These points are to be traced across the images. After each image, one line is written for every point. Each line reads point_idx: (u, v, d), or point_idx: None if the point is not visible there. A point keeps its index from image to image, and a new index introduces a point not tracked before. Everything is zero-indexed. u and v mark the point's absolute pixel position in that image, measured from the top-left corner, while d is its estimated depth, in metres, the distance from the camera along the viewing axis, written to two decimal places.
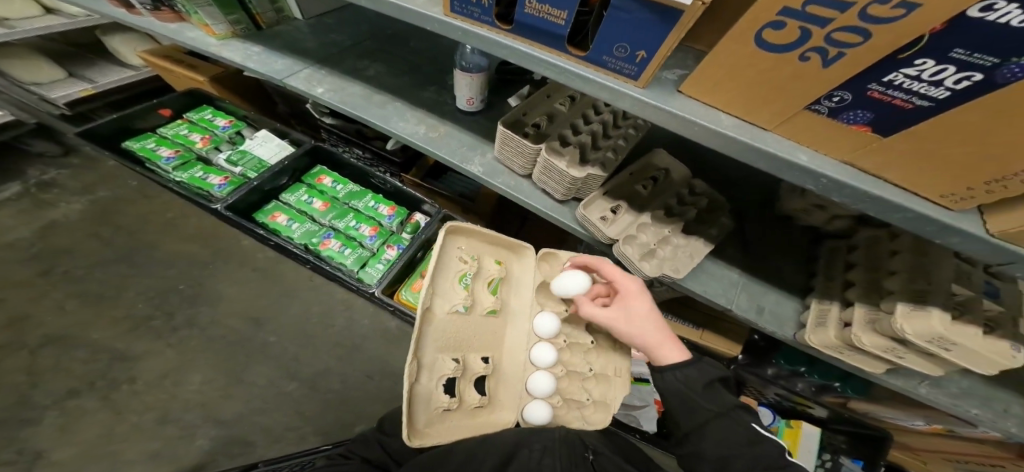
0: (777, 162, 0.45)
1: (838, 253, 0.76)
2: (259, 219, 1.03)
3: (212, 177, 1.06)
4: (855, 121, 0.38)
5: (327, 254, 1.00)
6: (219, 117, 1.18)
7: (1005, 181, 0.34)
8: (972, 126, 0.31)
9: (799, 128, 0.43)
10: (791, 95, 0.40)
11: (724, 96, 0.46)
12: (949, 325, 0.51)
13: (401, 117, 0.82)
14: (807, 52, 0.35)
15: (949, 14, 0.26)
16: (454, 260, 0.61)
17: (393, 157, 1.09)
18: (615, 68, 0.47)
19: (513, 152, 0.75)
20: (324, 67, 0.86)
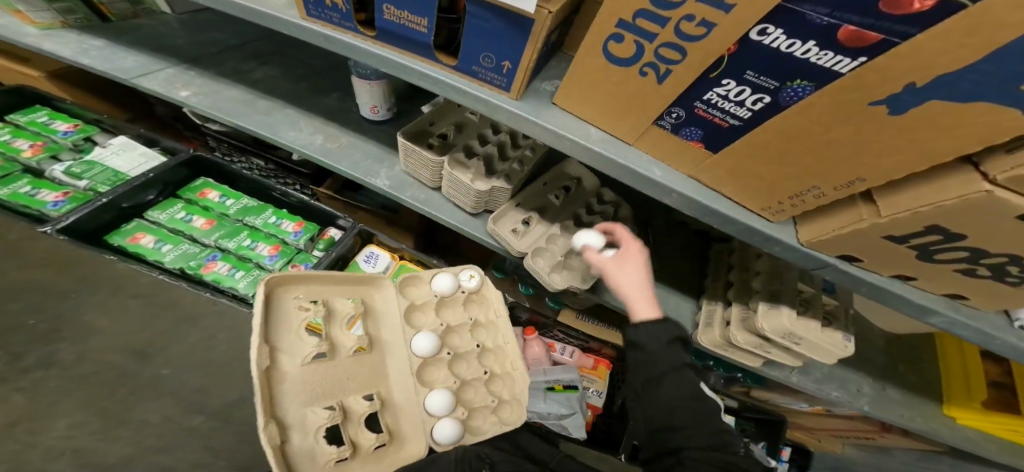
0: (638, 177, 0.49)
1: (721, 256, 0.82)
2: (115, 242, 0.90)
3: (45, 192, 0.91)
4: (692, 137, 0.45)
5: (210, 277, 0.88)
6: (59, 120, 1.02)
7: (802, 197, 0.43)
8: (770, 144, 0.40)
9: (651, 143, 0.49)
10: (640, 114, 0.45)
11: (587, 110, 0.49)
12: (794, 320, 0.59)
13: (292, 126, 0.73)
14: (643, 67, 0.40)
15: (738, 35, 0.31)
16: (292, 309, 0.55)
17: (301, 168, 1.02)
18: (485, 78, 0.47)
19: (417, 164, 0.70)
20: (194, 67, 0.78)
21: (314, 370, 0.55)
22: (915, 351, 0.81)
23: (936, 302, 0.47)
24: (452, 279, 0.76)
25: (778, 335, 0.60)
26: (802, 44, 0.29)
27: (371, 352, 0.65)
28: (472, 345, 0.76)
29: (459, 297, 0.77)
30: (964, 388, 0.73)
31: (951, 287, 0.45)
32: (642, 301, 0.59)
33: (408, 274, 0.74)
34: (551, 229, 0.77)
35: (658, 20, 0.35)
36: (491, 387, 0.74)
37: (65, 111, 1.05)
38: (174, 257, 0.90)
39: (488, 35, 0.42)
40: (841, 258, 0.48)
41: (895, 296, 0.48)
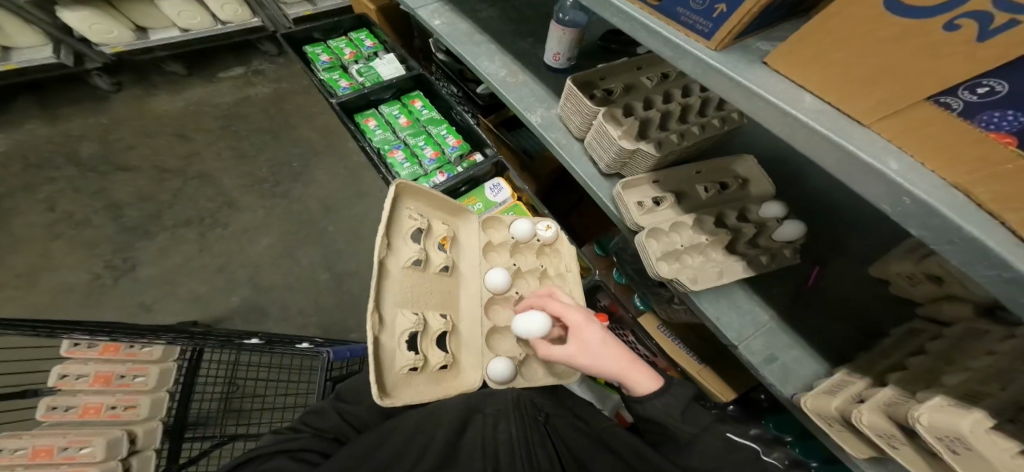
0: (848, 160, 0.35)
1: (918, 337, 0.59)
2: (358, 120, 1.26)
3: (343, 80, 1.33)
4: (997, 128, 0.25)
5: (390, 161, 1.17)
6: (369, 39, 1.43)
7: None
8: None
9: (908, 125, 0.32)
10: (904, 81, 0.29)
11: (829, 65, 0.35)
12: (982, 430, 0.37)
13: (488, 58, 0.92)
14: (956, 18, 0.23)
15: None
16: (404, 219, 0.69)
17: (478, 99, 1.24)
18: (688, 23, 0.48)
19: (574, 109, 0.77)
20: (449, 4, 1.01)
21: (408, 275, 0.67)
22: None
23: None
24: (530, 227, 0.89)
25: (943, 439, 0.39)
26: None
27: (452, 275, 0.77)
28: (536, 290, 0.85)
29: (533, 244, 0.90)
30: None
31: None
32: (636, 370, 0.60)
33: (490, 216, 0.89)
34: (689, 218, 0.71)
35: None
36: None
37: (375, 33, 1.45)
38: (379, 139, 1.22)
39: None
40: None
41: None
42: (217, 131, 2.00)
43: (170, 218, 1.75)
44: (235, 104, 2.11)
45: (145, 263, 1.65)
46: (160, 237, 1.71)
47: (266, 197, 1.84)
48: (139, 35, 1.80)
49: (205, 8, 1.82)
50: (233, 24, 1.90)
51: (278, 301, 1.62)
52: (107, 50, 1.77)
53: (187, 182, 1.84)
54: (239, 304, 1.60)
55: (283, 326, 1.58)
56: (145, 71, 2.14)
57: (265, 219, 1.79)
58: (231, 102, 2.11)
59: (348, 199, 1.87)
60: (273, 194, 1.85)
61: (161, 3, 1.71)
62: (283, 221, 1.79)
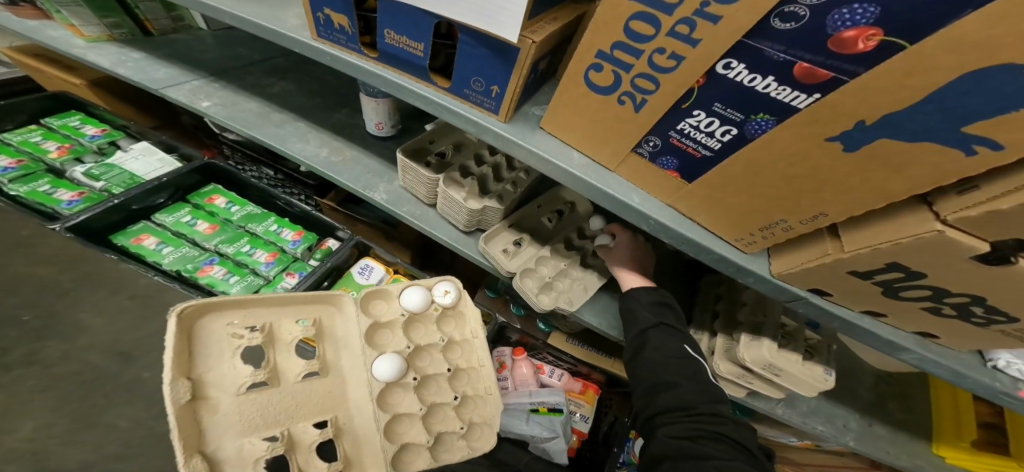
0: (618, 202, 0.52)
1: (710, 287, 0.82)
2: (119, 242, 0.89)
3: (62, 191, 0.90)
4: (668, 166, 0.47)
5: (206, 281, 0.87)
6: (89, 124, 1.02)
7: (773, 229, 0.45)
8: (741, 173, 0.41)
9: (631, 170, 0.51)
10: (617, 140, 0.49)
11: (576, 136, 0.52)
12: (775, 351, 0.60)
13: (299, 138, 0.74)
14: (621, 96, 0.43)
15: (706, 67, 0.34)
16: (223, 336, 0.52)
17: (307, 180, 1.03)
18: (476, 101, 0.51)
19: (413, 180, 0.72)
20: (219, 80, 0.77)
21: (250, 401, 0.52)
22: (903, 384, 0.80)
23: (909, 340, 0.48)
24: (422, 295, 0.72)
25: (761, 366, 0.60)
26: (763, 79, 0.32)
27: (326, 376, 0.61)
28: (442, 369, 0.71)
29: (432, 314, 0.73)
30: (954, 429, 0.70)
31: (918, 325, 0.47)
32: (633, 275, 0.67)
33: (373, 288, 0.70)
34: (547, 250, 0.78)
35: (634, 52, 0.38)
36: (462, 414, 0.70)
37: (97, 116, 1.04)
38: (173, 259, 0.89)
39: (478, 63, 0.46)
40: (811, 292, 0.49)
41: (864, 331, 0.49)
42: None
43: None
44: None
45: None
46: None
47: None
48: None
49: None
50: None
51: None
52: None
53: None
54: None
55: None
56: None
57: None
58: None
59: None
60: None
61: None
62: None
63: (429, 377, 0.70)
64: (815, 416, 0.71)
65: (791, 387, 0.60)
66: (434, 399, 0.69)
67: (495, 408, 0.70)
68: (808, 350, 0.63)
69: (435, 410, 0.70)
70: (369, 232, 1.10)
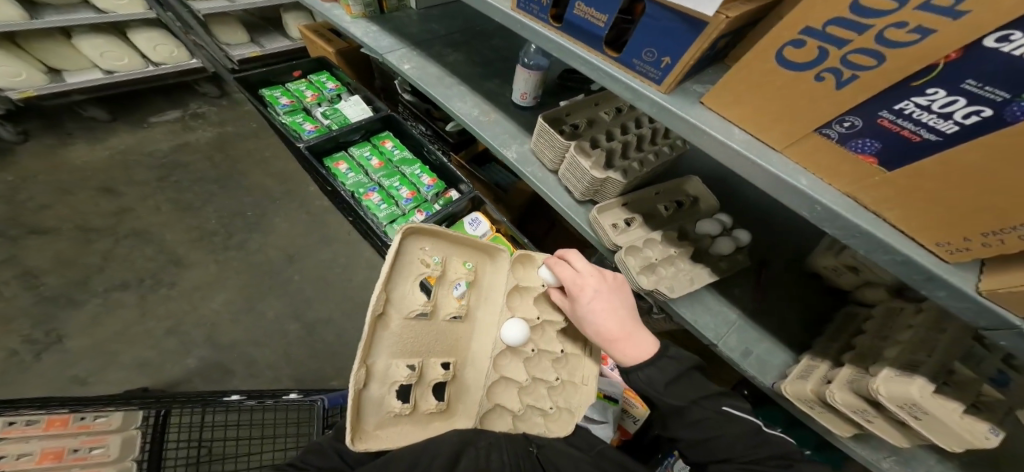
0: (775, 180, 0.44)
1: (854, 320, 0.70)
2: (327, 163, 1.20)
3: (306, 123, 1.28)
4: (863, 150, 0.38)
5: (366, 203, 1.13)
6: (331, 81, 1.42)
7: (1003, 234, 0.31)
8: (982, 166, 0.29)
9: (806, 152, 0.43)
10: (794, 122, 0.42)
11: (743, 111, 0.46)
12: (929, 394, 0.45)
13: (461, 99, 0.93)
14: (823, 72, 0.36)
15: (965, 40, 0.26)
16: (414, 261, 0.58)
17: (448, 137, 1.27)
18: (642, 71, 0.52)
19: (546, 144, 0.79)
20: (417, 50, 1.02)
21: (411, 327, 0.58)
22: None
23: None
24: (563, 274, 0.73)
25: (897, 403, 0.47)
26: None
27: (464, 324, 0.67)
28: (556, 349, 0.75)
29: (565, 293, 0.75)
30: None
31: None
32: (623, 341, 0.59)
33: (525, 252, 0.73)
34: (658, 234, 0.76)
35: (858, 27, 0.32)
36: (552, 395, 0.75)
37: (336, 76, 1.44)
38: (351, 182, 1.17)
39: (659, 28, 0.47)
40: None
41: None
42: (151, 183, 1.81)
43: (102, 284, 1.53)
44: (170, 151, 1.93)
45: (77, 333, 1.43)
46: (91, 306, 1.48)
47: (218, 249, 1.69)
48: (52, 77, 1.60)
49: (135, 49, 1.69)
50: (167, 65, 1.78)
51: (243, 357, 1.46)
52: (14, 96, 1.53)
53: (119, 243, 1.64)
54: (197, 366, 1.42)
55: (250, 382, 1.41)
56: (59, 119, 1.92)
57: (218, 273, 1.63)
58: (166, 149, 1.93)
59: (312, 243, 1.77)
60: (226, 242, 1.71)
61: (81, 45, 1.55)
62: (233, 277, 1.62)
63: (542, 351, 0.74)
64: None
65: (930, 436, 0.46)
66: (536, 373, 0.73)
67: (586, 403, 0.74)
68: (973, 406, 0.46)
69: (533, 384, 0.74)
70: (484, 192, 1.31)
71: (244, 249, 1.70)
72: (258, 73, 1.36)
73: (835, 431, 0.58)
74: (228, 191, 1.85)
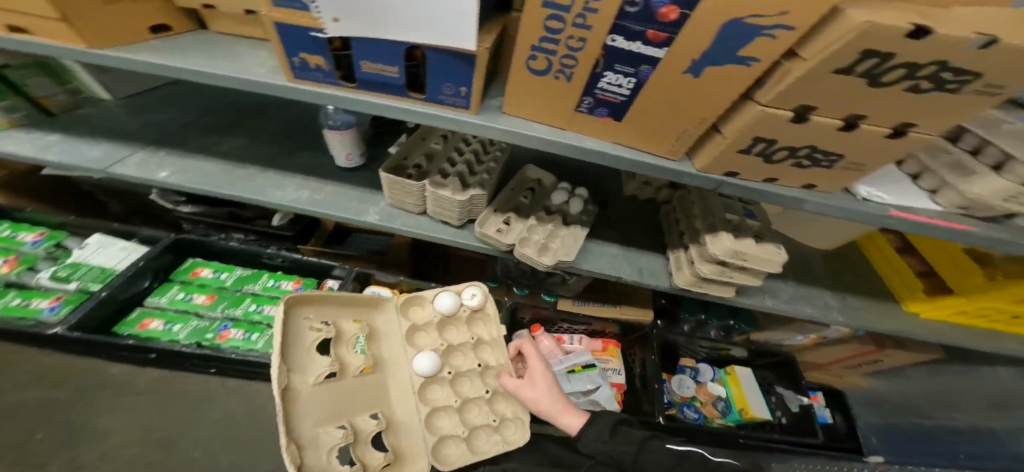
0: (575, 150, 0.53)
1: (670, 215, 0.93)
2: (127, 332, 0.96)
3: (37, 300, 0.97)
4: (603, 115, 0.50)
5: (229, 344, 0.96)
6: (23, 231, 1.08)
7: (686, 138, 0.50)
8: (655, 101, 0.46)
9: (579, 127, 0.53)
10: (558, 109, 0.51)
11: (525, 112, 0.54)
12: (734, 241, 0.70)
13: (277, 187, 0.82)
14: (555, 74, 0.46)
15: (602, 43, 0.40)
16: (303, 329, 0.57)
17: (285, 232, 1.11)
18: (450, 103, 0.55)
19: (403, 193, 0.78)
20: (159, 148, 0.86)
21: (324, 390, 0.57)
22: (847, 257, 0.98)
23: (795, 194, 0.52)
24: (456, 295, 0.74)
25: (729, 256, 0.70)
26: (635, 44, 0.39)
27: (378, 374, 0.65)
28: (474, 364, 0.73)
29: (462, 316, 0.76)
30: (905, 285, 0.89)
31: (837, 182, 0.51)
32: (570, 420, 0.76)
33: (412, 292, 0.73)
34: (535, 220, 0.84)
35: (552, 41, 0.42)
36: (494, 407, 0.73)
37: (29, 222, 1.10)
38: (187, 334, 0.96)
39: (445, 69, 0.50)
40: (725, 176, 0.53)
41: (826, 204, 0.52)
42: None
43: None
44: None
45: None
46: None
47: None
48: None
49: None
50: None
51: None
52: None
53: None
54: None
55: None
56: None
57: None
58: None
59: (65, 417, 1.03)
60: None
61: None
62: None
63: (466, 373, 0.72)
64: (796, 300, 0.88)
65: (757, 267, 0.70)
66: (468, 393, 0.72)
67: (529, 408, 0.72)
68: (757, 235, 0.73)
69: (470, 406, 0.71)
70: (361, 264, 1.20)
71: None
72: None
73: (724, 295, 0.82)
74: None
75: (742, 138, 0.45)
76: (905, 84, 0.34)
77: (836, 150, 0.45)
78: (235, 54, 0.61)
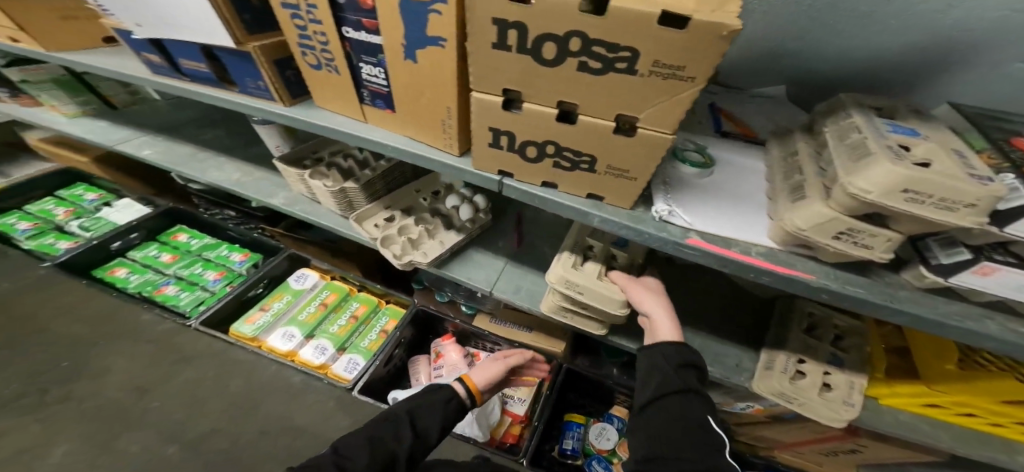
0: (365, 141, 0.56)
1: None
2: (98, 274, 1.11)
3: (60, 208, 1.28)
4: (383, 107, 0.53)
5: (161, 298, 1.07)
6: (89, 192, 1.34)
7: (448, 128, 0.48)
8: (402, 90, 0.47)
9: (375, 118, 0.56)
10: (347, 102, 0.56)
11: (334, 104, 0.57)
12: (570, 268, 0.61)
13: (218, 169, 0.97)
14: (326, 66, 0.51)
15: (338, 34, 0.45)
16: None
17: (256, 213, 1.20)
18: (257, 94, 0.58)
19: (294, 179, 0.85)
20: (163, 135, 1.09)
21: None
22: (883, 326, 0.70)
23: (577, 204, 0.45)
24: None
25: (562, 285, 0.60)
26: (362, 34, 0.44)
27: None
28: None
29: None
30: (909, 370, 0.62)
31: (623, 196, 0.42)
32: (663, 316, 0.56)
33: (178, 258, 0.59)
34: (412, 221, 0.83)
35: (305, 35, 0.48)
36: None
37: (99, 186, 1.37)
38: (138, 283, 1.09)
39: (237, 66, 0.54)
40: (503, 174, 0.48)
41: (598, 222, 0.44)
42: None
43: None
44: None
45: None
46: None
47: None
48: None
49: None
50: None
51: None
52: None
53: None
54: None
55: None
56: None
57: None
58: None
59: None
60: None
61: None
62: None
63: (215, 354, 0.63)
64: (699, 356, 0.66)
65: (600, 306, 0.60)
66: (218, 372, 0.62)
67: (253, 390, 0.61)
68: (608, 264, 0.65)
69: None
70: (321, 254, 1.22)
71: None
72: None
73: (593, 332, 0.69)
74: None
75: (481, 129, 0.42)
76: (572, 59, 0.30)
77: (579, 150, 0.39)
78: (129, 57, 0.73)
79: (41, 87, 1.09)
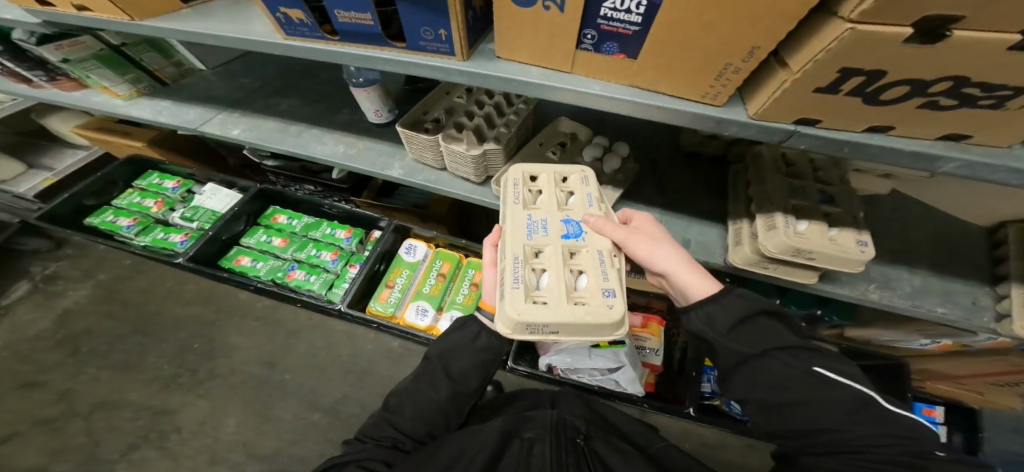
0: (577, 98, 0.46)
1: (740, 176, 0.73)
2: (226, 265, 1.10)
3: (147, 200, 1.25)
4: (613, 51, 0.41)
5: (294, 283, 1.06)
6: (167, 180, 1.29)
7: (725, 75, 0.37)
8: (674, 26, 0.35)
9: (589, 65, 0.44)
10: (554, 49, 0.44)
11: (527, 52, 0.46)
12: (797, 236, 0.54)
13: (319, 142, 0.89)
14: (544, 3, 0.38)
15: None
16: None
17: (342, 184, 1.11)
18: (434, 50, 0.48)
19: (420, 147, 0.75)
20: (235, 110, 1.01)
21: None
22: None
23: (921, 147, 0.36)
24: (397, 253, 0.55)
25: (787, 254, 0.55)
26: None
27: None
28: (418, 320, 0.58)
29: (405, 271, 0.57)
30: None
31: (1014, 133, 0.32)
32: (684, 272, 0.48)
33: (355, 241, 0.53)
34: None
35: None
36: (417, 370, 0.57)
37: (170, 172, 1.31)
38: (265, 270, 1.08)
39: (418, 9, 0.43)
40: (801, 123, 0.38)
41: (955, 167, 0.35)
42: None
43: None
44: None
45: None
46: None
47: (188, 387, 1.23)
48: None
49: None
50: None
51: (292, 460, 1.09)
52: None
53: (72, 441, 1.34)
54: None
55: None
56: None
57: (126, 428, 1.16)
58: None
59: (209, 331, 1.31)
60: (122, 370, 1.26)
61: None
62: (139, 419, 1.17)
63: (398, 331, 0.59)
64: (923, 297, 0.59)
65: (825, 265, 0.56)
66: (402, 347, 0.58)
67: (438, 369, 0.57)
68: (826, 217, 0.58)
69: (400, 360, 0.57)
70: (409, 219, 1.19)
71: (213, 375, 1.24)
72: (66, 203, 1.22)
73: (797, 281, 0.63)
74: (155, 321, 1.35)
75: (822, 72, 0.31)
76: None
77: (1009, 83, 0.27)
78: (238, 16, 0.61)
79: (85, 68, 0.96)
